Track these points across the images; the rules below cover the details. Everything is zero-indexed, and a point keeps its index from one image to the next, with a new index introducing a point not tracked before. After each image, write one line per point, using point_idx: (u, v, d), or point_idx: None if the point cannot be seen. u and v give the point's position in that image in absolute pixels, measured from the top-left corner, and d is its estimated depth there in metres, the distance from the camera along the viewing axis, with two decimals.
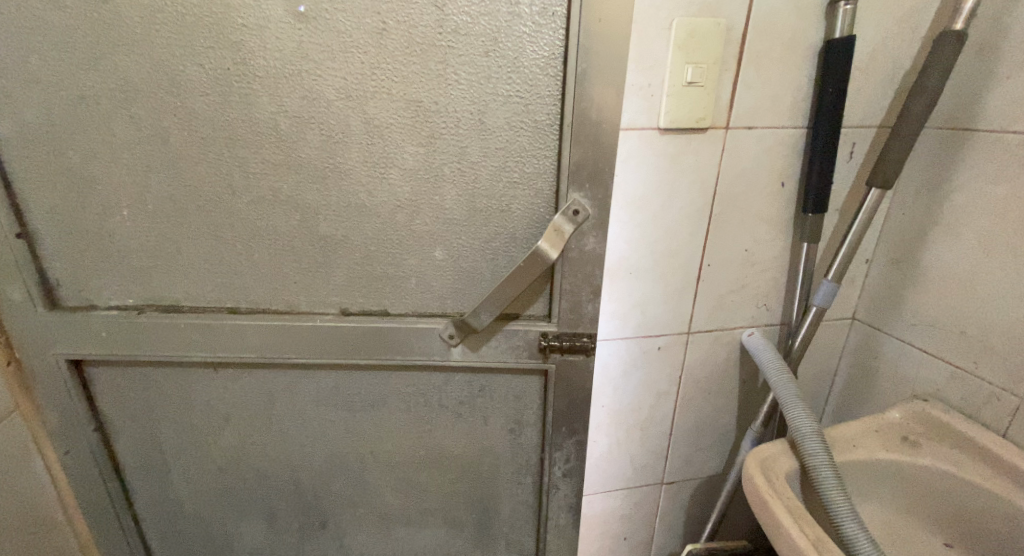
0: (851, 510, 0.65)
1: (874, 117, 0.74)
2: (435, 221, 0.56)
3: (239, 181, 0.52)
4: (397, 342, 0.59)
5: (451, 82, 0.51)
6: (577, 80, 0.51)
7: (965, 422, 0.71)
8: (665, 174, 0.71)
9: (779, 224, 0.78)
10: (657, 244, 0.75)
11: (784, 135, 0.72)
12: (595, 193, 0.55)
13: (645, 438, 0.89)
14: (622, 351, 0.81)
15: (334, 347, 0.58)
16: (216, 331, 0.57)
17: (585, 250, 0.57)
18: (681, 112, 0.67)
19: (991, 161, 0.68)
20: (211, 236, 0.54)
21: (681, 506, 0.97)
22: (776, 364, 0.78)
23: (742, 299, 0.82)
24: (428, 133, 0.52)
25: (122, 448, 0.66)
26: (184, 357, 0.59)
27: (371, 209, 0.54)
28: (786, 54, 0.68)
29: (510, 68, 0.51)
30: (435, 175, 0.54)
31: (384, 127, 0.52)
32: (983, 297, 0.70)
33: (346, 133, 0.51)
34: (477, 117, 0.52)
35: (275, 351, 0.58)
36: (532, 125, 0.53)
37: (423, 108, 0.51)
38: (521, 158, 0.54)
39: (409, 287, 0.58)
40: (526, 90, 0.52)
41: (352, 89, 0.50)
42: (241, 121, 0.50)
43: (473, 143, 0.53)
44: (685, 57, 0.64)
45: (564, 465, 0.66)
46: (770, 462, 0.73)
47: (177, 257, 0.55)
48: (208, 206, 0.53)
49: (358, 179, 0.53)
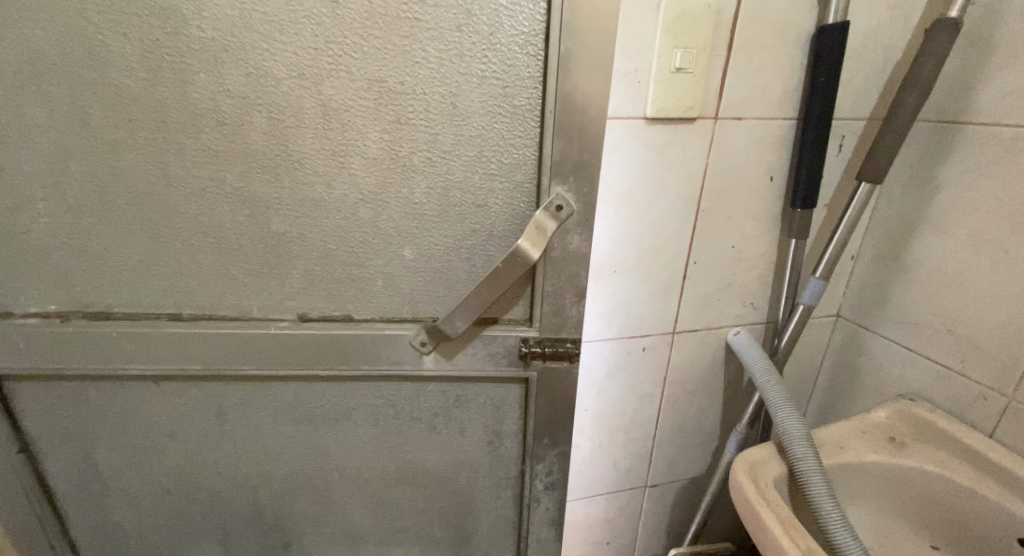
0: (842, 517, 0.62)
1: (865, 109, 0.71)
2: (404, 217, 0.50)
3: (176, 171, 0.46)
4: (363, 350, 0.54)
5: (418, 60, 0.45)
6: (560, 60, 0.46)
7: (952, 422, 0.70)
8: (651, 166, 0.67)
9: (767, 219, 0.75)
10: (643, 240, 0.71)
11: (774, 126, 0.69)
12: (579, 186, 0.51)
13: (628, 441, 0.86)
14: (606, 352, 0.77)
15: (292, 357, 0.53)
16: (156, 341, 0.51)
17: (569, 249, 0.53)
18: (669, 100, 0.62)
19: (982, 156, 0.65)
20: (145, 233, 0.48)
21: (664, 509, 0.95)
22: (763, 364, 0.75)
23: (729, 297, 0.79)
24: (393, 117, 0.47)
25: (52, 471, 0.59)
26: (119, 370, 0.52)
27: (332, 204, 0.49)
28: (778, 40, 0.64)
29: (485, 46, 0.46)
30: (403, 166, 0.49)
31: (343, 110, 0.46)
32: (972, 295, 0.68)
33: (299, 117, 0.46)
34: (449, 101, 0.47)
35: (225, 362, 0.53)
36: (511, 110, 0.48)
37: (388, 89, 0.46)
38: (499, 147, 0.49)
39: (376, 291, 0.53)
40: (503, 70, 0.47)
41: (305, 66, 0.44)
42: (175, 102, 0.44)
43: (445, 130, 0.48)
44: (673, 41, 0.60)
45: (546, 477, 0.62)
46: (758, 467, 0.70)
47: (108, 258, 0.49)
48: (140, 200, 0.47)
49: (314, 169, 0.47)
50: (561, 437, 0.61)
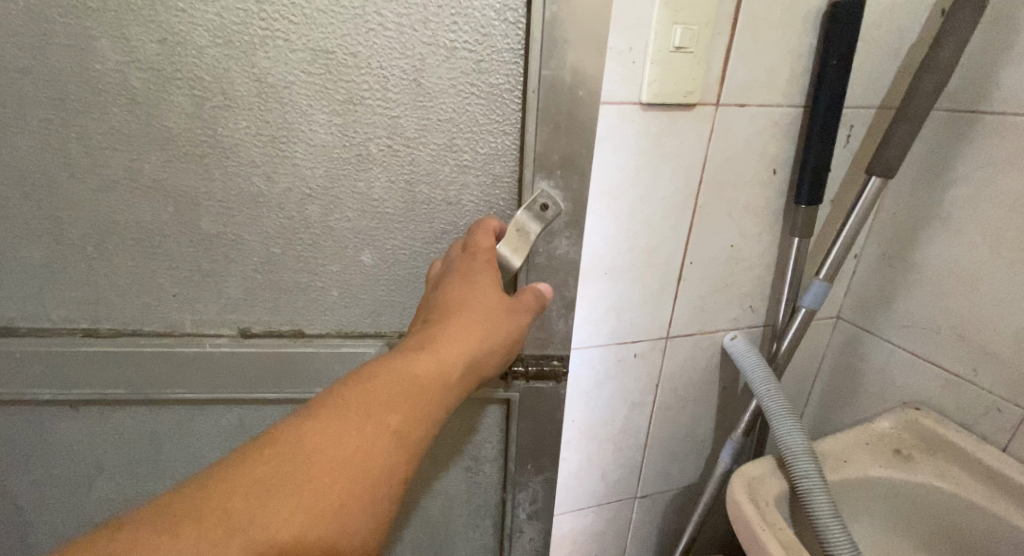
0: (849, 542, 0.58)
1: (876, 97, 0.65)
2: (361, 216, 0.47)
3: (80, 161, 0.42)
4: (316, 370, 0.52)
5: (373, 28, 0.40)
6: (543, 31, 0.40)
7: (962, 434, 0.66)
8: (645, 156, 0.60)
9: (768, 217, 0.69)
10: (635, 239, 0.65)
11: (778, 114, 0.63)
12: (567, 182, 0.47)
13: (617, 452, 0.81)
14: (595, 360, 0.71)
15: (232, 380, 0.51)
16: (68, 360, 0.48)
17: (554, 256, 0.50)
18: (667, 83, 0.56)
19: (1001, 148, 0.60)
20: (50, 234, 0.45)
21: (655, 521, 0.90)
22: (760, 371, 0.70)
23: (726, 300, 0.74)
24: (343, 95, 0.42)
25: None
26: (27, 394, 0.49)
27: (275, 201, 0.45)
28: (786, 18, 0.58)
29: (448, 13, 0.41)
30: (356, 152, 0.44)
31: (281, 87, 0.41)
32: (986, 298, 0.63)
33: (229, 94, 0.41)
34: (414, 78, 0.42)
35: (152, 387, 0.50)
36: (486, 89, 0.44)
37: (336, 61, 0.41)
38: (471, 134, 0.45)
39: (330, 300, 0.51)
40: (477, 40, 0.42)
41: (232, 32, 0.39)
42: (74, 76, 0.40)
43: (409, 113, 0.43)
44: (672, 17, 0.53)
45: (530, 506, 0.59)
46: (757, 484, 0.65)
47: (30, 259, 0.46)
48: (40, 193, 0.43)
49: (251, 159, 0.44)
50: (544, 458, 0.56)
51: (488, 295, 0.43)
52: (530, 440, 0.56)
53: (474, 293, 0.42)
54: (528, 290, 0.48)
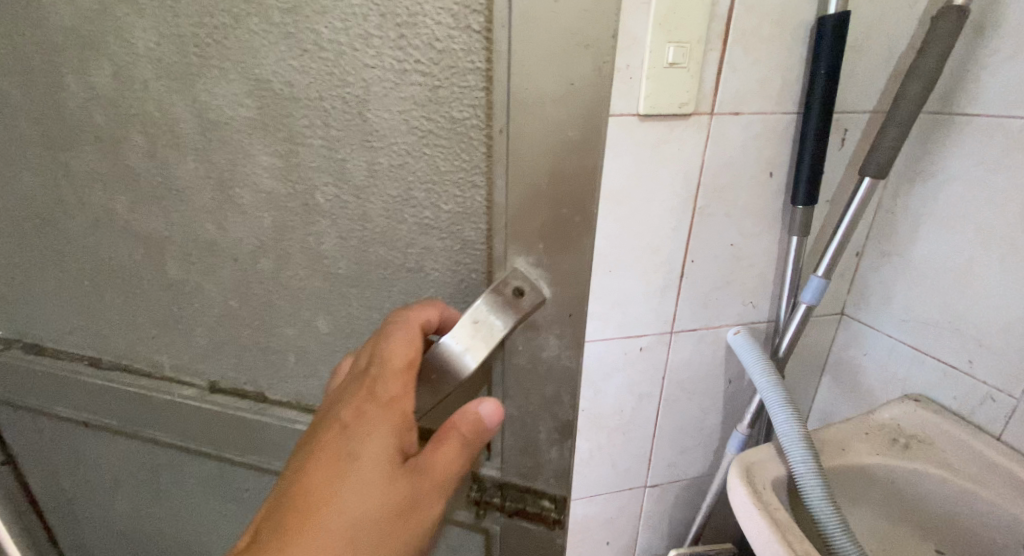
0: (840, 521, 0.61)
1: (869, 101, 0.69)
2: (310, 273, 0.55)
3: (109, 208, 0.57)
4: (254, 438, 0.65)
5: (308, 53, 0.44)
6: (503, 73, 0.41)
7: (958, 424, 0.68)
8: (643, 162, 0.65)
9: (766, 217, 0.73)
10: (638, 239, 0.69)
11: (773, 121, 0.67)
12: (543, 261, 0.48)
13: (627, 441, 0.85)
14: (603, 352, 0.76)
15: (189, 426, 0.69)
16: (78, 384, 0.70)
17: (533, 339, 0.52)
18: (662, 96, 0.61)
19: (990, 148, 0.63)
20: (99, 262, 0.61)
21: (667, 509, 0.94)
22: (761, 364, 0.73)
23: (728, 296, 0.78)
24: (283, 134, 0.48)
25: (62, 451, 0.85)
26: (56, 402, 0.74)
27: (227, 250, 0.56)
28: (776, 32, 0.62)
29: (392, 37, 0.43)
30: (305, 189, 0.50)
31: (223, 126, 0.49)
32: (979, 293, 0.66)
33: (176, 133, 0.51)
34: (355, 111, 0.46)
35: (133, 416, 0.71)
36: (449, 131, 0.46)
37: (276, 97, 0.47)
38: (425, 183, 0.48)
39: (291, 365, 0.61)
40: (430, 71, 0.44)
41: (192, 75, 0.48)
42: (106, 132, 0.53)
43: (356, 155, 0.48)
44: (665, 36, 0.58)
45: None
46: (757, 469, 0.69)
47: (111, 273, 0.62)
48: (87, 232, 0.60)
49: (210, 214, 0.55)
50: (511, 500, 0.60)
51: (354, 522, 0.36)
52: (517, 444, 0.57)
53: (356, 484, 0.36)
54: (452, 433, 0.42)
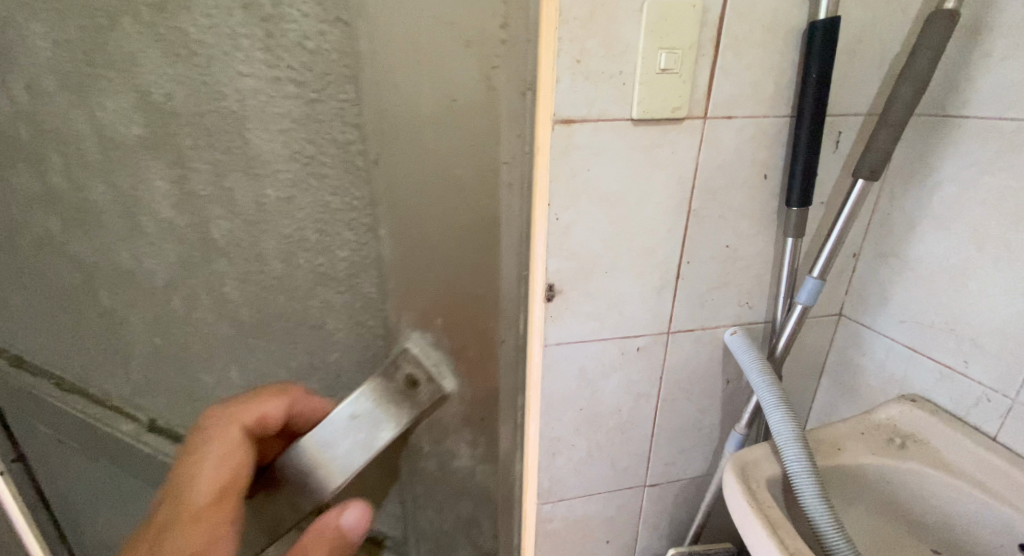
0: (833, 519, 0.62)
1: (861, 105, 0.69)
2: (218, 316, 0.49)
3: (34, 230, 0.52)
4: None
5: (178, 59, 0.36)
6: (387, 95, 0.36)
7: (954, 425, 0.69)
8: (636, 166, 0.66)
9: (761, 219, 0.74)
10: (632, 240, 0.71)
11: (767, 124, 0.68)
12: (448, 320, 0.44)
13: (625, 440, 0.86)
14: (599, 352, 0.78)
15: (138, 461, 0.67)
16: (42, 403, 0.71)
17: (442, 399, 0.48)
18: (654, 100, 0.62)
19: (982, 149, 0.64)
20: (45, 290, 0.57)
21: (666, 508, 0.95)
22: (757, 364, 0.74)
23: (724, 297, 0.78)
24: (164, 159, 0.41)
25: (48, 466, 0.84)
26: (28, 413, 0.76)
27: (144, 283, 0.50)
28: (767, 37, 0.63)
29: (256, 39, 0.35)
30: (201, 223, 0.44)
31: (107, 146, 0.43)
32: (973, 294, 0.66)
33: (81, 153, 0.44)
34: (234, 134, 0.38)
35: (95, 439, 0.71)
36: (341, 164, 0.39)
37: (148, 113, 0.39)
38: (324, 224, 0.42)
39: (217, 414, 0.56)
40: (308, 90, 0.37)
41: (64, 83, 0.40)
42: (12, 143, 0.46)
43: (241, 187, 0.41)
44: (657, 42, 0.60)
45: None
46: (752, 468, 0.70)
47: (59, 297, 0.57)
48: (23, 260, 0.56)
49: (119, 241, 0.48)
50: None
51: None
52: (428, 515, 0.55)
53: None
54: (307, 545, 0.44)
